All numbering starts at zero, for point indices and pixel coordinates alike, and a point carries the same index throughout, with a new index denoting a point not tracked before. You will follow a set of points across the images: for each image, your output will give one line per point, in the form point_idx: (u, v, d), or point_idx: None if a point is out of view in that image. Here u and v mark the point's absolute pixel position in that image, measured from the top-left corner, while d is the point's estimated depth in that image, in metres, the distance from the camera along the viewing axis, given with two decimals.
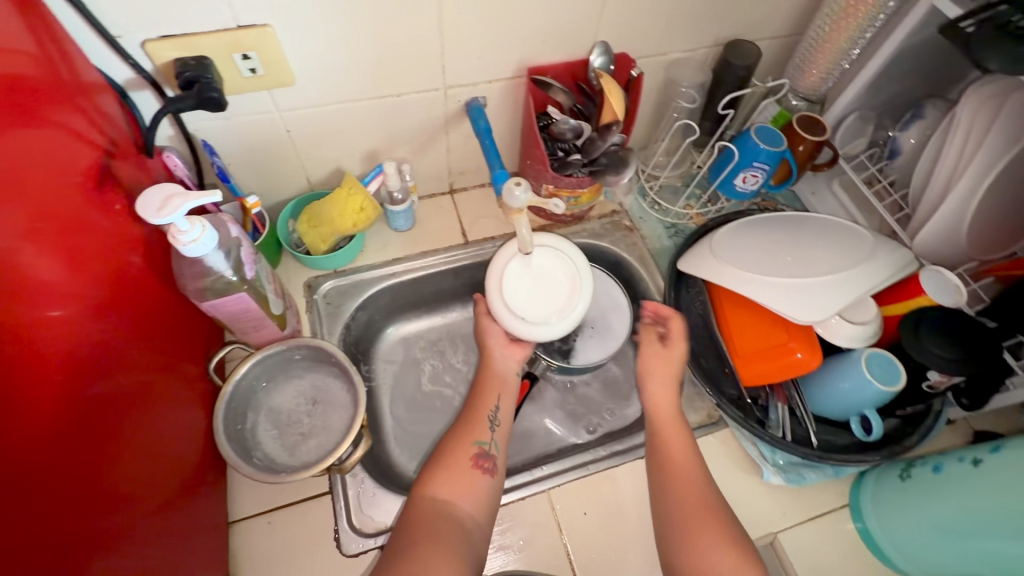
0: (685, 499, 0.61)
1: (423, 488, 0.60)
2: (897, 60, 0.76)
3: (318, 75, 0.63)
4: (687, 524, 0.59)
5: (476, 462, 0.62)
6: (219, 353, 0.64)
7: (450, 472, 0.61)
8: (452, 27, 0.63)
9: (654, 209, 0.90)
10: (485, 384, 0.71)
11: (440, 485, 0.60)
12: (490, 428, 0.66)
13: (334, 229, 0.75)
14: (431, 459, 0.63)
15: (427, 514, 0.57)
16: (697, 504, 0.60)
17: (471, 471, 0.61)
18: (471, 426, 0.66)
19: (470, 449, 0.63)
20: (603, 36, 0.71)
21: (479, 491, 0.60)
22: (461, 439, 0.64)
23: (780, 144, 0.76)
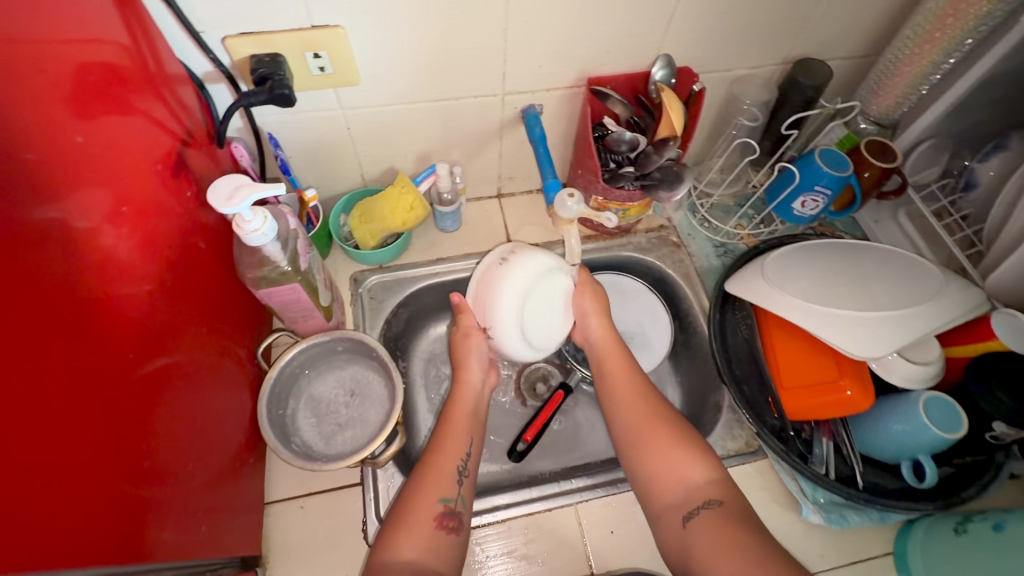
0: (639, 426, 0.65)
1: (387, 549, 0.56)
2: (982, 87, 0.72)
3: (382, 76, 0.64)
4: (642, 442, 0.64)
5: (439, 521, 0.59)
6: (268, 339, 0.67)
7: (414, 532, 0.57)
8: (516, 35, 0.63)
9: (704, 226, 0.88)
10: (449, 427, 0.67)
11: (405, 546, 0.56)
12: (455, 482, 0.62)
13: (385, 226, 0.76)
14: (394, 513, 0.60)
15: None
16: (650, 423, 0.65)
17: (434, 529, 0.58)
18: (435, 480, 0.62)
19: (435, 507, 0.60)
20: (666, 49, 0.70)
21: (442, 550, 0.57)
22: (423, 496, 0.60)
23: (845, 169, 0.73)
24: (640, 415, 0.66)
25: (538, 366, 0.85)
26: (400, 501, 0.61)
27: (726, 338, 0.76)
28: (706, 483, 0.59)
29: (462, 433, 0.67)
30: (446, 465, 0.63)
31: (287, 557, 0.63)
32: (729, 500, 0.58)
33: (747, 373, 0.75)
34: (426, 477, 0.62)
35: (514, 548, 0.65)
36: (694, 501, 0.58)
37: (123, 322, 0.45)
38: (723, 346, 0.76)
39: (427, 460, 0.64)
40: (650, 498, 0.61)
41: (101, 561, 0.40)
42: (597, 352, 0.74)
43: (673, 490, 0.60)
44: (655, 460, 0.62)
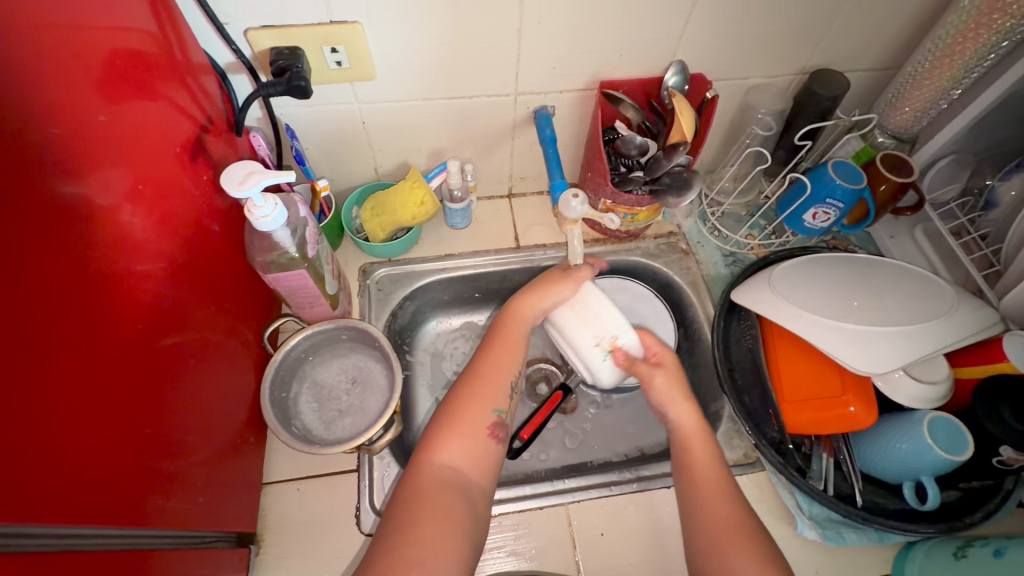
0: (719, 535, 0.56)
1: (435, 451, 0.59)
2: (1006, 106, 0.70)
3: (396, 72, 0.66)
4: (719, 554, 0.55)
5: (490, 431, 0.62)
6: (275, 323, 0.68)
7: (464, 439, 0.61)
8: (530, 36, 0.64)
9: (714, 234, 0.88)
10: (503, 339, 0.68)
11: (451, 453, 0.59)
12: (508, 395, 0.65)
13: (396, 219, 0.78)
14: (439, 420, 0.62)
15: (436, 478, 0.57)
16: (731, 533, 0.56)
17: (482, 437, 0.61)
18: (489, 393, 0.64)
19: (487, 417, 0.62)
20: (681, 55, 0.70)
21: (487, 459, 0.61)
22: (477, 404, 0.63)
23: (859, 182, 0.72)
24: (724, 525, 0.57)
25: (540, 366, 0.86)
26: (451, 404, 0.63)
27: (727, 350, 0.75)
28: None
29: (518, 350, 0.68)
30: (499, 379, 0.65)
31: (281, 537, 0.65)
32: None
33: (749, 385, 0.74)
34: (480, 387, 0.64)
35: (504, 544, 0.65)
36: None
37: (134, 295, 0.47)
38: (726, 354, 0.75)
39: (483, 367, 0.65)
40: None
41: (100, 519, 0.41)
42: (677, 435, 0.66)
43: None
44: (731, 574, 0.53)
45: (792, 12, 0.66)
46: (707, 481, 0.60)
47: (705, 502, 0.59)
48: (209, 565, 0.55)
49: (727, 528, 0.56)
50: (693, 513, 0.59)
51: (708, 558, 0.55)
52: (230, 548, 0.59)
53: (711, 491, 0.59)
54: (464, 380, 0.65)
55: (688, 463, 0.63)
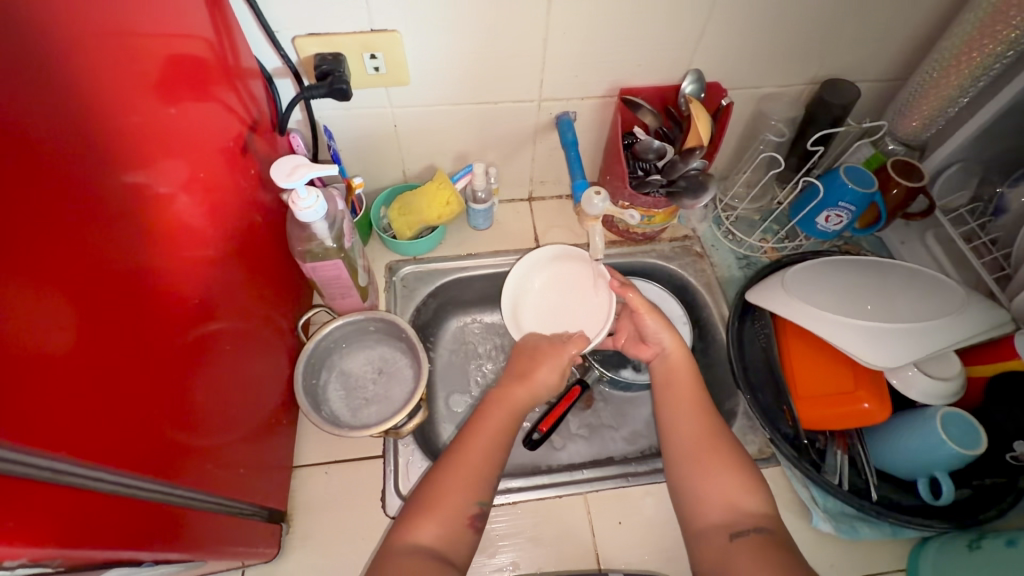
0: (698, 445, 0.63)
1: (410, 530, 0.58)
2: (1011, 113, 0.72)
3: (429, 78, 0.70)
4: (699, 458, 0.62)
5: (470, 519, 0.60)
6: (307, 313, 0.72)
7: (444, 521, 0.58)
8: (555, 45, 0.68)
9: (728, 238, 0.90)
10: (498, 417, 0.67)
11: (427, 535, 0.57)
12: (492, 486, 0.62)
13: (422, 217, 0.82)
14: (419, 500, 0.60)
15: (409, 560, 0.55)
16: (708, 443, 0.63)
17: (461, 524, 0.59)
18: (475, 481, 0.61)
19: (468, 507, 0.60)
20: (696, 64, 0.74)
21: (463, 544, 0.59)
22: (461, 492, 0.60)
23: (870, 186, 0.75)
24: (702, 439, 0.63)
25: None
26: (433, 485, 0.61)
27: (741, 348, 0.77)
28: (759, 513, 0.58)
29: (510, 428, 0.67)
30: (487, 467, 0.63)
31: (307, 518, 0.67)
32: (779, 533, 0.56)
33: (764, 384, 0.76)
34: (465, 473, 0.62)
35: (522, 530, 0.67)
36: (745, 525, 0.57)
37: (188, 276, 0.51)
38: (739, 353, 0.77)
39: (473, 448, 0.64)
40: (693, 514, 0.60)
41: (159, 477, 0.45)
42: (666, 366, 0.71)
43: (722, 512, 0.58)
44: (710, 477, 0.60)
45: (802, 25, 0.70)
46: (683, 395, 0.67)
47: (684, 416, 0.66)
48: (244, 536, 0.58)
49: (705, 436, 0.63)
50: (670, 429, 0.66)
51: (687, 460, 0.62)
52: (263, 524, 0.61)
53: (687, 404, 0.67)
54: (446, 457, 0.63)
55: (668, 387, 0.69)
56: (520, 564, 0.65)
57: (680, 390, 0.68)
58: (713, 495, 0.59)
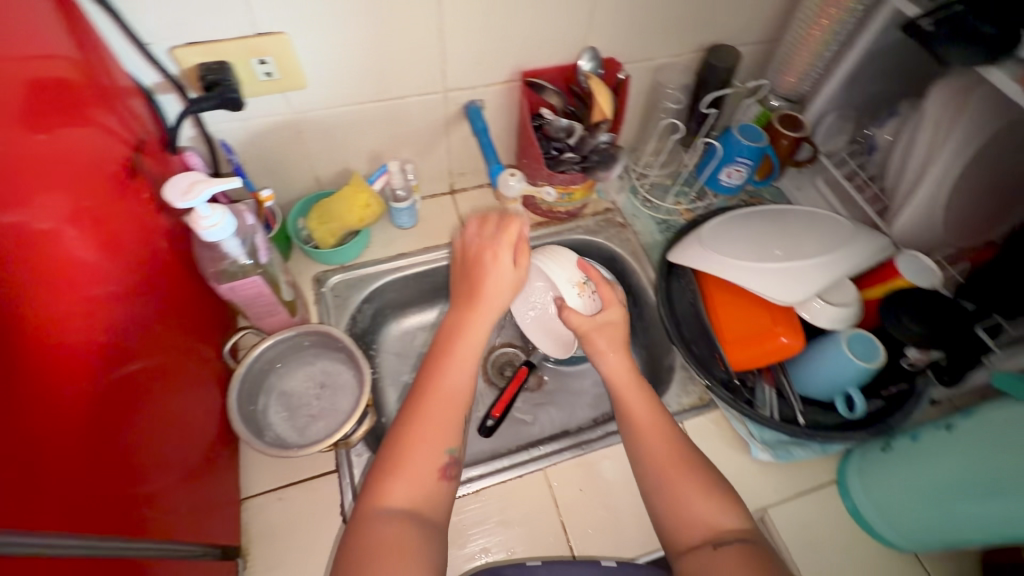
0: (660, 464, 0.61)
1: (381, 494, 0.57)
2: (872, 63, 0.80)
3: (327, 79, 0.68)
4: (670, 477, 0.60)
5: (442, 471, 0.60)
6: (234, 337, 0.68)
7: (412, 478, 0.58)
8: (451, 34, 0.68)
9: (646, 205, 0.94)
10: (450, 358, 0.65)
11: (398, 494, 0.57)
12: (460, 430, 0.62)
13: (343, 223, 0.80)
14: (381, 462, 0.59)
15: (387, 524, 0.54)
16: (677, 459, 0.61)
17: (431, 477, 0.59)
18: (442, 430, 0.60)
19: (440, 458, 0.60)
20: (591, 42, 0.77)
21: (436, 498, 0.58)
22: (427, 447, 0.59)
23: (761, 140, 0.81)
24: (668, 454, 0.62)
25: (504, 351, 0.91)
26: (395, 446, 0.60)
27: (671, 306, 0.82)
28: (738, 524, 0.57)
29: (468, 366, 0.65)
30: (452, 414, 0.62)
31: (266, 548, 0.64)
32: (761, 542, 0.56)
33: (696, 335, 0.80)
34: (432, 424, 0.61)
35: (489, 516, 0.68)
36: (728, 539, 0.55)
37: (92, 314, 0.47)
38: (670, 312, 0.82)
39: (432, 400, 0.62)
40: (673, 534, 0.58)
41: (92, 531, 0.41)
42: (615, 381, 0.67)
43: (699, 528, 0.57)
44: (683, 496, 0.59)
45: None
46: (642, 417, 0.64)
47: (647, 438, 0.63)
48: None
49: (662, 451, 0.62)
50: (635, 448, 0.63)
51: (658, 476, 0.60)
52: (216, 562, 0.58)
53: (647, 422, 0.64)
54: (406, 416, 0.62)
55: (627, 415, 0.65)
56: (492, 548, 0.66)
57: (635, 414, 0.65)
58: (688, 512, 0.58)
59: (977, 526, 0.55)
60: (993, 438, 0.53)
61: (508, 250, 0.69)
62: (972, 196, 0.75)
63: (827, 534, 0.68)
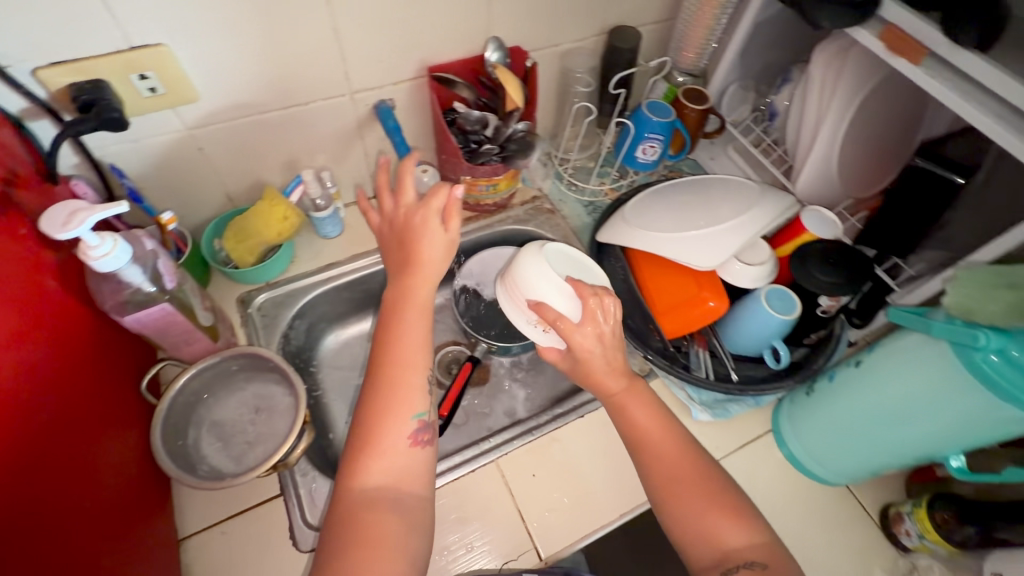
0: (669, 482, 0.58)
1: (355, 477, 0.55)
2: (758, 33, 0.84)
3: (221, 90, 0.65)
4: (678, 494, 0.57)
5: (414, 440, 0.58)
6: (151, 371, 0.64)
7: (385, 455, 0.56)
8: (348, 33, 0.66)
9: (571, 189, 0.96)
10: (403, 321, 0.62)
11: (373, 473, 0.55)
12: (427, 395, 0.60)
13: (260, 239, 0.77)
14: (353, 442, 0.57)
15: (365, 508, 0.53)
16: (685, 477, 0.58)
17: (405, 448, 0.57)
18: (409, 399, 0.59)
19: (408, 427, 0.58)
20: (494, 32, 0.77)
21: (415, 467, 0.57)
22: (396, 419, 0.58)
23: (669, 115, 0.84)
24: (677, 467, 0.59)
25: (448, 349, 0.90)
26: (365, 424, 0.57)
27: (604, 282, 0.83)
28: (752, 544, 0.55)
29: (423, 328, 0.62)
30: (416, 380, 0.60)
31: None
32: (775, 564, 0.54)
33: (631, 309, 0.82)
34: (398, 395, 0.58)
35: (445, 515, 0.67)
36: (738, 562, 0.54)
37: None
38: None
39: (393, 370, 0.59)
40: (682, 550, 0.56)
41: None
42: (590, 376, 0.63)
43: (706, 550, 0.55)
44: (694, 516, 0.56)
45: None
46: (652, 427, 0.60)
47: (655, 449, 0.59)
48: None
49: (675, 464, 0.59)
50: (643, 459, 0.60)
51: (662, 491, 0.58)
52: None
53: (659, 433, 0.60)
54: (370, 391, 0.59)
55: (625, 419, 0.61)
56: (451, 547, 0.65)
57: (642, 421, 0.60)
58: (697, 531, 0.56)
59: (904, 448, 0.59)
60: (897, 364, 0.57)
61: (435, 214, 0.65)
62: (861, 150, 0.80)
63: (767, 480, 0.71)
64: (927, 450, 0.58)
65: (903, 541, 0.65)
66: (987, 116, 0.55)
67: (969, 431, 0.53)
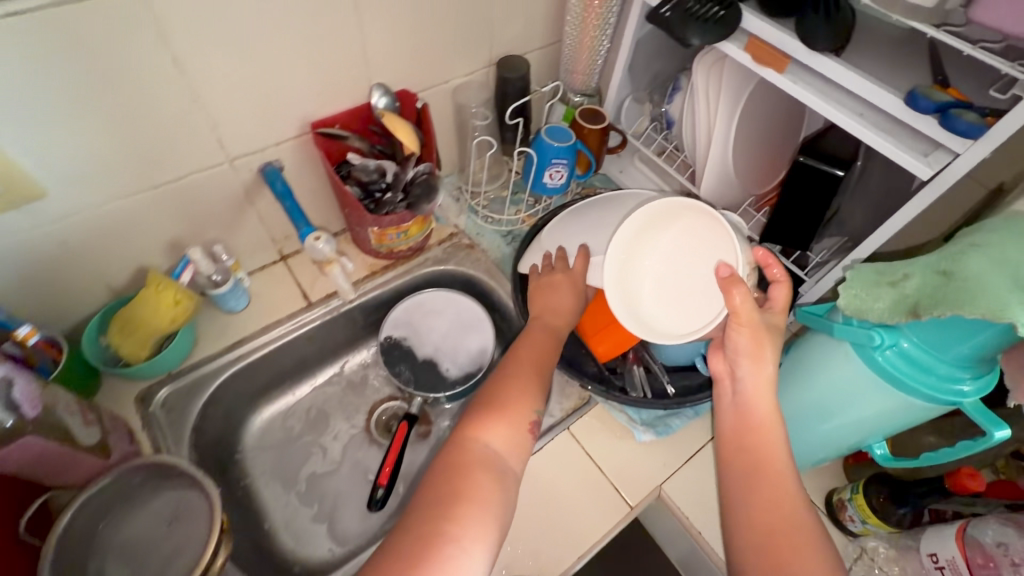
0: (766, 506, 0.53)
1: (481, 430, 0.60)
2: (640, 48, 0.86)
3: (72, 180, 0.59)
4: (762, 517, 0.52)
5: (530, 427, 0.63)
6: (30, 508, 0.56)
7: (507, 423, 0.61)
8: (210, 101, 0.61)
9: (488, 221, 0.94)
10: (525, 346, 0.70)
11: (495, 432, 0.60)
12: (544, 399, 0.65)
13: (153, 327, 0.70)
14: (480, 402, 0.63)
15: (483, 458, 0.58)
16: (780, 510, 0.52)
17: (523, 428, 0.62)
18: (529, 392, 0.64)
19: (530, 416, 0.63)
20: (377, 78, 0.74)
21: (521, 451, 0.61)
22: (522, 400, 0.63)
23: (568, 138, 0.84)
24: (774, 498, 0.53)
25: (387, 406, 0.87)
26: (495, 392, 0.64)
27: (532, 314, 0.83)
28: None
29: (547, 354, 0.69)
30: (537, 381, 0.66)
31: None
32: None
33: (563, 338, 0.82)
34: (520, 387, 0.64)
35: None
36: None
37: None
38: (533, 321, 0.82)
39: (521, 364, 0.67)
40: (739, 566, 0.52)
41: None
42: (742, 409, 0.58)
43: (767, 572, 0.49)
44: (770, 533, 0.51)
45: (452, 17, 0.74)
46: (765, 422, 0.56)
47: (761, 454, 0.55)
48: None
49: (776, 474, 0.54)
50: (746, 487, 0.54)
51: (747, 506, 0.54)
52: None
53: (767, 431, 0.55)
54: (505, 374, 0.66)
55: (752, 447, 0.56)
56: None
57: (763, 413, 0.56)
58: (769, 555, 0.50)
59: (837, 445, 0.59)
60: (811, 365, 0.57)
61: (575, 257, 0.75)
62: (754, 149, 0.82)
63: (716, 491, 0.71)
64: (852, 441, 0.57)
65: (849, 526, 0.65)
66: (848, 113, 0.58)
67: (887, 422, 0.53)
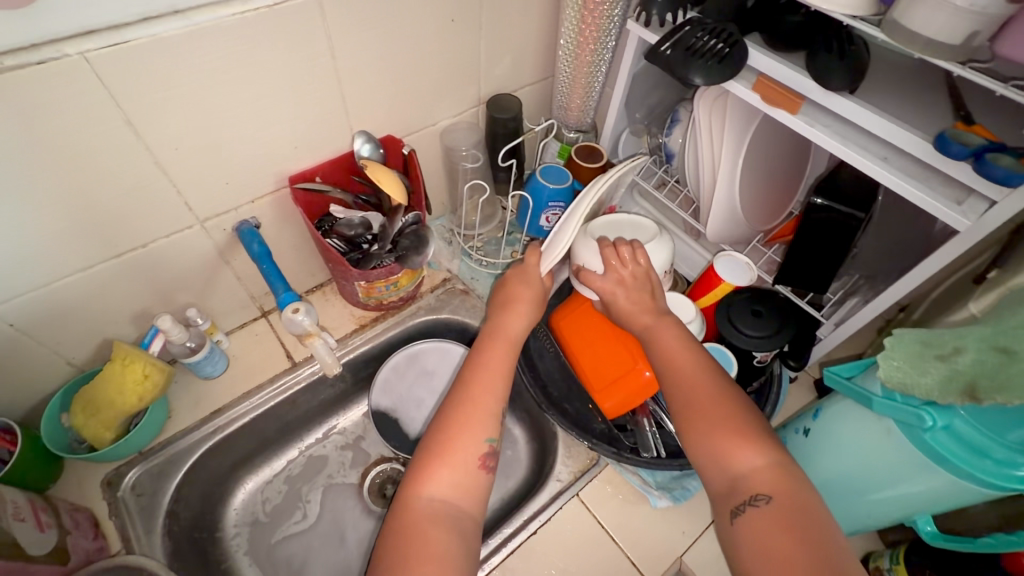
0: (700, 424, 0.54)
1: (424, 484, 0.54)
2: (636, 82, 0.82)
3: (20, 258, 0.53)
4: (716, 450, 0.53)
5: (481, 462, 0.56)
6: None
7: (454, 468, 0.55)
8: (174, 165, 0.56)
9: (483, 265, 0.89)
10: (488, 350, 0.63)
11: (439, 482, 0.54)
12: (501, 422, 0.59)
13: (117, 410, 0.63)
14: (423, 451, 0.57)
15: (428, 519, 0.52)
16: (733, 440, 0.53)
17: (473, 467, 0.56)
18: (483, 421, 0.57)
19: (481, 448, 0.56)
20: (359, 125, 0.69)
21: (475, 486, 0.55)
22: (465, 433, 0.56)
23: (565, 180, 0.79)
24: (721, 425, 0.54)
25: (380, 469, 0.81)
26: (439, 429, 0.57)
27: (533, 366, 0.77)
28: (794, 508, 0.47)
29: (508, 356, 0.63)
30: (490, 403, 0.59)
31: None
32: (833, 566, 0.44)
33: (566, 392, 0.76)
34: (471, 407, 0.58)
35: None
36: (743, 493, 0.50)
37: None
38: (534, 374, 0.77)
39: (468, 378, 0.61)
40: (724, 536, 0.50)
41: None
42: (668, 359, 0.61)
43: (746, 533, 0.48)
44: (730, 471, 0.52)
45: (437, 60, 0.69)
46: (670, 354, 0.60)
47: (682, 379, 0.57)
48: None
49: (715, 409, 0.55)
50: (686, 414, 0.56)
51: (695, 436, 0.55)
52: None
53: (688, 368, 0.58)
54: (452, 399, 0.59)
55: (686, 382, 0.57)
56: None
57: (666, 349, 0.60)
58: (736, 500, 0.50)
59: (878, 518, 0.54)
60: (847, 434, 0.53)
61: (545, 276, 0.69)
62: (760, 184, 0.78)
63: None
64: (894, 515, 0.52)
65: None
66: (871, 157, 0.54)
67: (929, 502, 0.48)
